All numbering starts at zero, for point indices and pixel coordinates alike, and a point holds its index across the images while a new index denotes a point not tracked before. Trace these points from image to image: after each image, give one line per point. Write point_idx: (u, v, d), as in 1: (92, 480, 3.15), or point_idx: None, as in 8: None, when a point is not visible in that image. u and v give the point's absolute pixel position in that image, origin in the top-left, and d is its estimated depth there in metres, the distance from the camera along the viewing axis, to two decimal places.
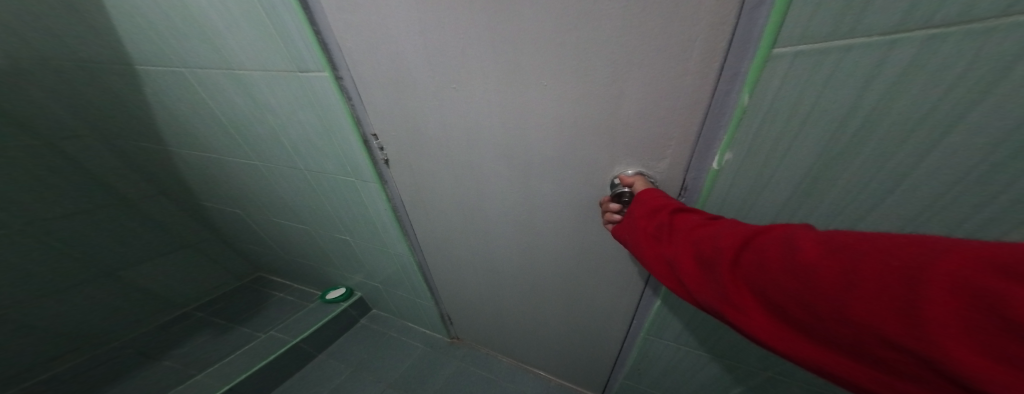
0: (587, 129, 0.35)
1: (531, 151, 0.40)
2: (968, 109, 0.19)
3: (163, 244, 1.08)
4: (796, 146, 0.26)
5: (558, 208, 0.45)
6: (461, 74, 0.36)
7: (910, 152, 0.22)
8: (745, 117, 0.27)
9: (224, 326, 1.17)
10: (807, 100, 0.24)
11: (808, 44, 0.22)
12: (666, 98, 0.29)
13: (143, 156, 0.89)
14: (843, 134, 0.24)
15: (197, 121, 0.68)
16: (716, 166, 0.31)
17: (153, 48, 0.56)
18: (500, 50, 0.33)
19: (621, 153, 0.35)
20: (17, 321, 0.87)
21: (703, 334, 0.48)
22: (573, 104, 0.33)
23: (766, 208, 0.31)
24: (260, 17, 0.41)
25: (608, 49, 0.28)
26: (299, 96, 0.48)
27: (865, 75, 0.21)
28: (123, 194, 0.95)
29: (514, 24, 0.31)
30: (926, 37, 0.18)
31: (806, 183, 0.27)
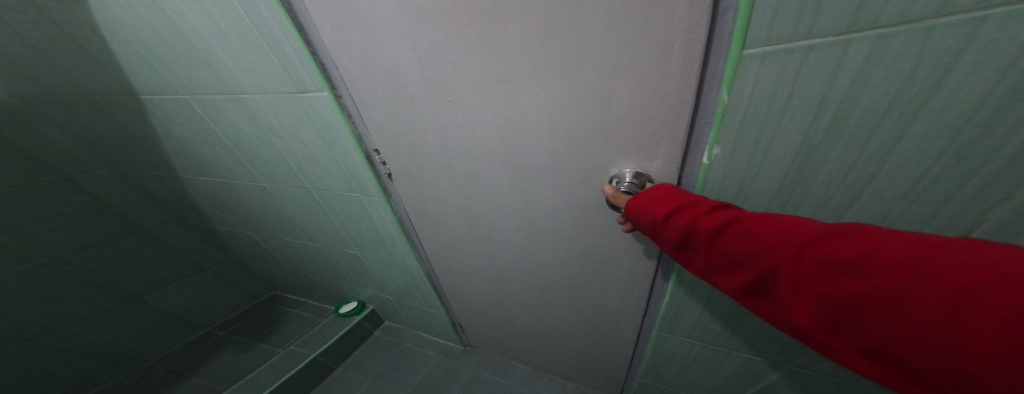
0: (581, 132, 0.35)
1: (527, 156, 0.41)
2: (926, 99, 0.20)
3: (181, 268, 1.13)
4: (778, 140, 0.26)
5: (559, 211, 0.46)
6: (454, 85, 0.38)
7: (885, 140, 0.23)
8: (728, 115, 0.27)
9: (246, 343, 1.20)
10: (780, 96, 0.24)
11: (774, 45, 0.23)
12: (652, 100, 0.30)
13: (156, 184, 0.94)
14: (818, 126, 0.24)
15: (207, 148, 0.71)
16: (706, 161, 0.31)
17: (162, 83, 0.60)
18: (491, 61, 0.34)
19: (615, 154, 0.35)
20: (52, 349, 0.91)
21: (716, 327, 0.48)
22: (564, 108, 0.34)
23: (759, 202, 0.31)
24: (261, 44, 0.43)
25: (592, 55, 0.29)
26: (303, 117, 0.51)
27: (828, 72, 0.22)
28: (138, 223, 1.00)
29: (501, 36, 0.32)
30: (877, 35, 0.20)
31: (792, 175, 0.28)
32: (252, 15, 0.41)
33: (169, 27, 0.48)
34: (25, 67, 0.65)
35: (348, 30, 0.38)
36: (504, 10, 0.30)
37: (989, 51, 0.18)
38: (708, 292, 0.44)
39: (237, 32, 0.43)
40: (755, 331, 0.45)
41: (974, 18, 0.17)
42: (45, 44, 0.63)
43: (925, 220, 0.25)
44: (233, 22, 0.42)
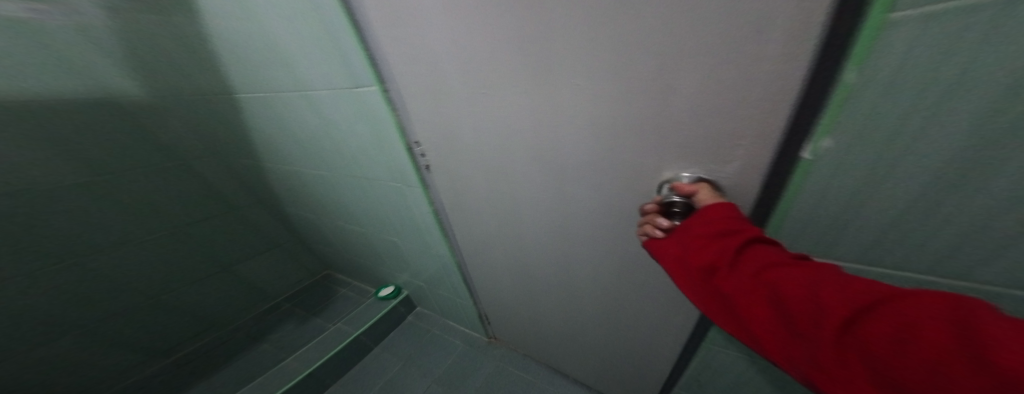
0: (634, 127, 0.33)
1: (562, 151, 0.40)
2: None
3: (261, 244, 1.29)
4: (927, 130, 0.21)
5: (598, 210, 0.44)
6: (493, 79, 0.38)
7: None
8: (852, 97, 0.22)
9: (304, 316, 1.36)
10: (943, 72, 0.19)
11: (938, 5, 0.18)
12: (734, 91, 0.26)
13: (241, 170, 1.09)
14: (997, 111, 0.19)
15: (278, 138, 0.81)
16: (809, 156, 0.26)
17: (250, 82, 0.69)
18: (532, 54, 0.34)
19: (672, 152, 0.33)
20: (172, 306, 1.10)
21: None
22: (618, 101, 0.33)
23: (871, 206, 0.26)
24: (325, 41, 0.47)
25: (653, 42, 0.28)
26: (354, 109, 0.55)
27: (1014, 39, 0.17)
28: (234, 203, 1.16)
29: (546, 27, 0.32)
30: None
31: (932, 175, 0.23)
32: (318, 14, 0.45)
33: (255, 31, 0.56)
34: (152, 69, 0.80)
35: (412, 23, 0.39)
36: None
37: None
38: None
39: (307, 31, 0.48)
40: None
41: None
42: (171, 51, 0.78)
43: None
44: (303, 21, 0.47)
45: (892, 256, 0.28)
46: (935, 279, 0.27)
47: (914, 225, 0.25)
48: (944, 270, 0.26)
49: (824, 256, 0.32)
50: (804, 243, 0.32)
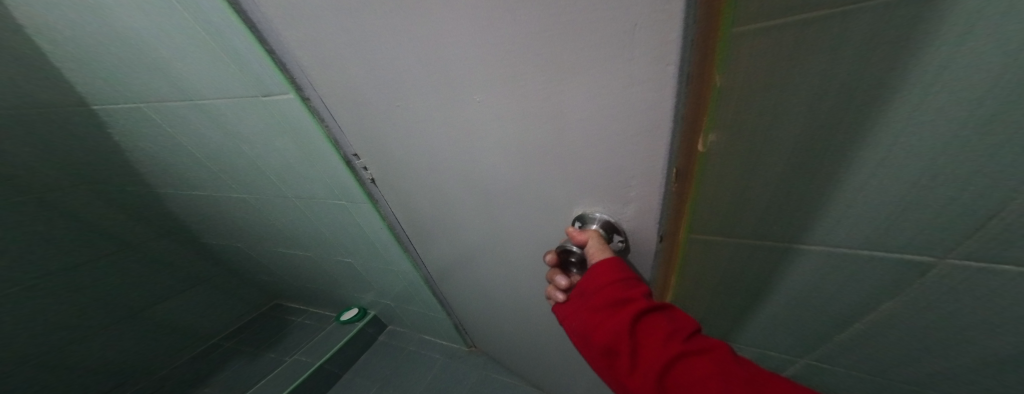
0: (536, 158, 0.30)
1: (485, 177, 0.37)
2: (939, 64, 0.18)
3: (179, 283, 1.13)
4: (780, 123, 0.24)
5: (529, 237, 0.41)
6: (401, 93, 0.32)
7: (894, 114, 0.21)
8: (721, 99, 0.23)
9: (254, 353, 1.20)
10: (779, 76, 0.22)
11: (768, 20, 0.20)
12: (618, 128, 0.23)
13: (146, 203, 0.93)
14: (824, 104, 0.22)
15: (180, 163, 0.71)
16: (704, 151, 0.27)
17: (115, 93, 0.58)
18: (423, 64, 0.28)
19: (576, 186, 0.30)
20: (62, 367, 0.93)
21: (726, 325, 0.45)
22: (515, 131, 0.29)
23: (763, 192, 0.28)
24: (218, 49, 0.41)
25: (529, 69, 0.23)
26: (270, 120, 0.48)
27: (828, 46, 0.19)
28: (128, 241, 0.98)
29: (423, 44, 0.26)
30: (878, 5, 0.17)
31: (794, 162, 0.25)
32: (197, 13, 0.38)
33: (118, 38, 0.47)
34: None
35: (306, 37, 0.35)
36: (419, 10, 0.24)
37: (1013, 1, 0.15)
38: (711, 289, 0.41)
39: (190, 36, 0.41)
40: (764, 328, 0.42)
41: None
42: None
43: (943, 200, 0.23)
44: (178, 24, 0.41)
45: (825, 237, 0.28)
46: (835, 252, 0.29)
47: (818, 211, 0.27)
48: (860, 244, 0.27)
49: (759, 239, 0.32)
50: (711, 229, 0.33)
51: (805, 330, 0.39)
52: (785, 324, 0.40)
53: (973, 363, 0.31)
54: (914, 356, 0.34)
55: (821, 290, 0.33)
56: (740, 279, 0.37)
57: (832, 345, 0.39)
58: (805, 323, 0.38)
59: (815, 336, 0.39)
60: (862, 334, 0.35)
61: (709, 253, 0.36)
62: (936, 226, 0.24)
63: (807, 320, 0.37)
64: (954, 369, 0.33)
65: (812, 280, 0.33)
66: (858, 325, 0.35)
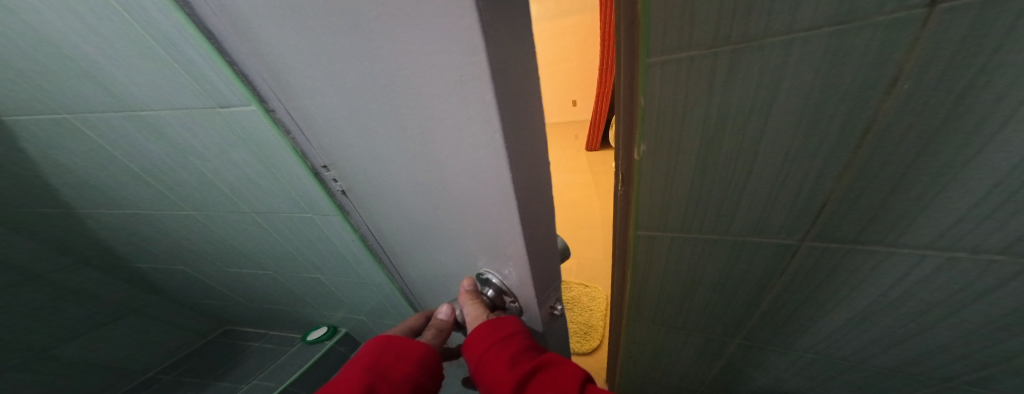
0: (442, 209, 0.37)
1: (412, 214, 0.42)
2: (772, 99, 0.24)
3: (101, 316, 1.00)
4: (683, 136, 0.30)
5: (454, 269, 0.47)
6: (333, 119, 0.35)
7: (754, 131, 0.27)
8: (646, 115, 0.29)
9: (199, 384, 1.13)
10: (681, 99, 0.27)
11: (669, 54, 0.25)
12: (486, 202, 0.31)
13: (53, 228, 0.80)
14: (709, 122, 0.28)
15: (115, 181, 0.65)
16: (637, 157, 0.33)
17: (31, 101, 0.52)
18: (345, 111, 0.32)
19: (473, 235, 0.37)
20: None
21: (673, 310, 0.52)
22: (423, 187, 0.35)
23: (681, 192, 0.34)
24: (170, 61, 0.40)
25: (424, 148, 0.30)
26: (225, 132, 0.48)
27: (706, 78, 0.25)
28: (35, 272, 0.85)
29: (345, 102, 0.31)
30: (732, 50, 0.23)
31: (698, 167, 0.31)
32: (143, 22, 0.37)
33: (43, 46, 0.43)
34: None
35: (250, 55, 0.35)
36: (336, 77, 0.28)
37: (804, 58, 0.22)
38: (660, 277, 0.47)
39: (138, 49, 0.40)
40: (703, 309, 0.49)
41: (787, 38, 0.21)
42: None
43: (794, 198, 0.30)
44: (121, 35, 0.39)
45: (729, 228, 0.36)
46: (740, 242, 0.37)
47: (726, 207, 0.34)
48: (752, 233, 0.35)
49: (684, 231, 0.39)
50: (652, 226, 0.40)
51: (732, 309, 0.47)
52: (717, 305, 0.47)
53: (847, 324, 0.40)
54: (808, 322, 0.43)
55: (734, 272, 0.41)
56: (680, 267, 0.44)
57: (748, 320, 0.47)
58: (729, 301, 0.46)
59: (742, 314, 0.47)
60: (772, 308, 0.43)
61: (653, 245, 0.43)
62: (796, 217, 0.32)
63: (731, 299, 0.45)
64: (835, 329, 0.42)
65: (733, 264, 0.40)
66: (767, 301, 0.43)
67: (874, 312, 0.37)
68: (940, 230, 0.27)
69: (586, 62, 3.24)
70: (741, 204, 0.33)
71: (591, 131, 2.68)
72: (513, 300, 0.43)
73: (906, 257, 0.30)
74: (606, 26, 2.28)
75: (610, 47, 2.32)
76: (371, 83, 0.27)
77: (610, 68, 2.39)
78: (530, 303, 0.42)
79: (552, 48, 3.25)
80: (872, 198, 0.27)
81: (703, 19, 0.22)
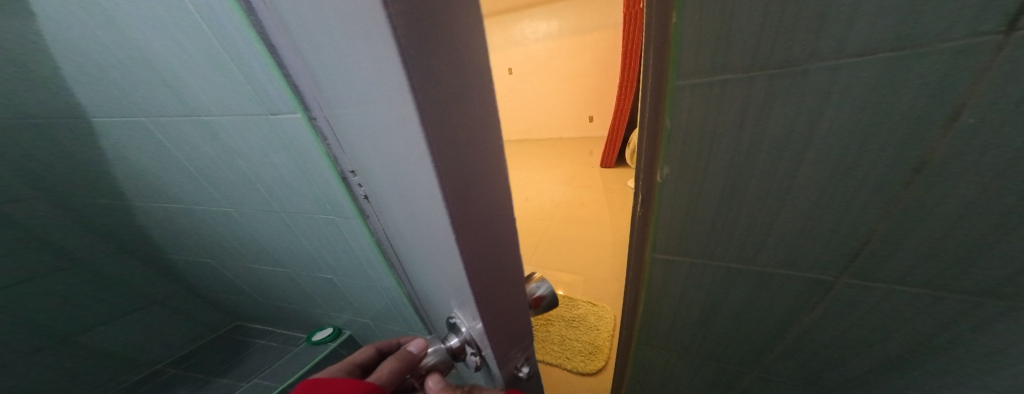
0: (418, 233, 0.36)
1: (401, 226, 0.42)
2: (814, 125, 0.23)
3: (124, 303, 1.03)
4: (711, 160, 0.28)
5: (435, 286, 0.46)
6: (345, 128, 0.35)
7: (791, 159, 0.26)
8: (671, 138, 0.28)
9: (202, 380, 1.13)
10: (709, 123, 0.26)
11: (699, 77, 0.25)
12: (441, 244, 0.29)
13: (97, 214, 0.86)
14: (740, 147, 0.26)
15: (153, 174, 0.69)
16: (660, 179, 0.32)
17: (112, 102, 0.57)
18: (347, 122, 0.32)
19: (439, 267, 0.36)
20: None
21: (687, 337, 0.49)
22: (403, 207, 0.34)
23: (705, 217, 0.33)
24: (229, 65, 0.42)
25: (395, 175, 0.29)
26: (272, 138, 0.50)
27: (739, 103, 0.24)
28: (77, 257, 0.91)
29: (346, 114, 0.30)
30: (769, 75, 0.22)
31: (726, 194, 0.30)
32: (216, 30, 0.39)
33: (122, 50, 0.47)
34: None
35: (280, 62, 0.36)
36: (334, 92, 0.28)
37: (853, 86, 0.21)
38: (676, 302, 0.45)
39: (202, 52, 0.42)
40: (720, 338, 0.47)
41: (833, 64, 0.20)
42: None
43: (831, 232, 0.28)
44: (192, 39, 0.41)
45: (756, 259, 0.34)
46: (766, 272, 0.35)
47: (753, 234, 0.32)
48: (782, 265, 0.33)
49: (705, 257, 0.37)
50: (670, 250, 0.38)
51: (751, 340, 0.44)
52: (735, 335, 0.45)
53: (881, 367, 0.37)
54: (837, 362, 0.39)
55: (759, 304, 0.39)
56: (697, 293, 0.42)
57: (768, 354, 0.44)
58: (749, 332, 0.43)
59: (762, 345, 0.44)
60: (797, 343, 0.40)
61: (671, 270, 0.41)
62: (831, 252, 0.30)
63: (751, 330, 0.43)
64: (867, 373, 0.38)
65: (756, 293, 0.38)
66: (791, 336, 0.40)
67: (911, 359, 0.34)
68: (1000, 275, 0.25)
69: (606, 78, 3.26)
70: (769, 234, 0.31)
71: (608, 147, 2.66)
72: (475, 354, 0.42)
73: (952, 302, 0.28)
74: (630, 43, 2.31)
75: (632, 64, 2.33)
76: (355, 104, 0.26)
77: (632, 85, 2.39)
78: (490, 360, 0.40)
79: (572, 64, 3.31)
80: (922, 238, 0.25)
81: (740, 42, 0.22)
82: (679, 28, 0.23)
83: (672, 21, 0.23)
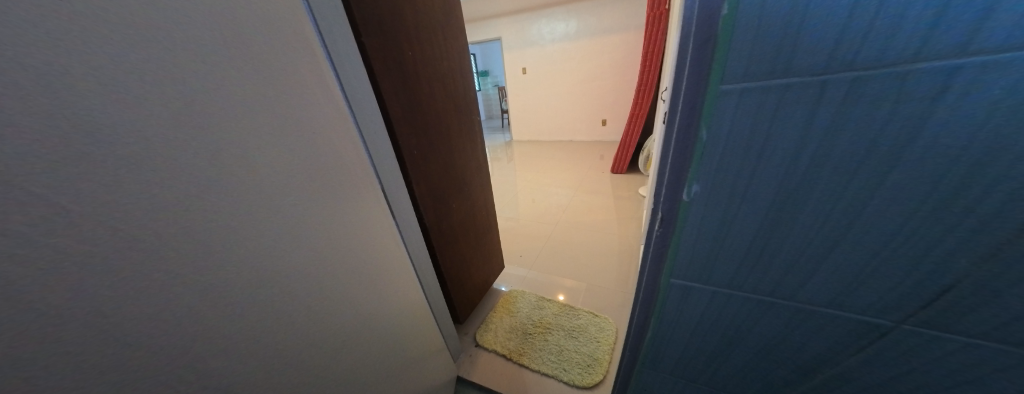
0: (256, 287, 0.35)
1: (308, 255, 0.42)
2: (905, 145, 0.19)
3: None
4: (754, 181, 0.24)
5: (329, 315, 0.46)
6: (265, 152, 0.35)
7: (863, 184, 0.21)
8: (706, 153, 0.25)
9: None
10: (759, 137, 0.22)
11: (750, 81, 0.21)
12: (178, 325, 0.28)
13: None
14: (796, 168, 0.22)
15: None
16: (686, 198, 0.28)
17: None
18: (241, 162, 0.32)
19: (255, 326, 0.35)
20: None
21: (698, 366, 0.45)
22: (248, 263, 0.33)
23: (738, 243, 0.29)
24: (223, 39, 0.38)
25: (188, 249, 0.28)
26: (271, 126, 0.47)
27: (804, 113, 0.20)
28: None
29: (228, 160, 0.31)
30: (853, 77, 0.19)
31: (770, 220, 0.26)
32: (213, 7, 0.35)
33: None
34: None
35: (259, 55, 0.34)
36: (208, 139, 0.29)
37: (971, 95, 0.17)
38: (691, 329, 0.40)
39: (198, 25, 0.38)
40: (736, 371, 0.42)
41: (949, 63, 0.17)
42: None
43: (902, 272, 0.24)
44: None
45: (796, 294, 0.30)
46: (805, 310, 0.30)
47: (802, 266, 0.27)
48: (828, 304, 0.29)
49: (735, 287, 0.32)
50: (689, 275, 0.34)
51: (772, 377, 0.39)
52: (755, 370, 0.40)
53: None
54: None
55: (788, 342, 0.34)
56: (717, 322, 0.38)
57: None
58: (772, 368, 0.38)
59: (784, 383, 0.39)
60: (826, 387, 0.36)
61: (688, 296, 0.37)
62: (897, 295, 0.25)
63: (773, 366, 0.38)
64: None
65: (790, 330, 0.33)
66: (822, 380, 0.35)
67: None
68: None
69: (620, 83, 3.21)
70: (819, 268, 0.27)
71: (620, 153, 2.60)
72: None
73: None
74: (650, 47, 2.26)
75: (651, 69, 2.28)
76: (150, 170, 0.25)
77: (649, 91, 2.34)
78: None
79: (587, 66, 3.27)
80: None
81: (815, 39, 0.18)
82: (732, 19, 0.19)
83: (723, 13, 0.20)
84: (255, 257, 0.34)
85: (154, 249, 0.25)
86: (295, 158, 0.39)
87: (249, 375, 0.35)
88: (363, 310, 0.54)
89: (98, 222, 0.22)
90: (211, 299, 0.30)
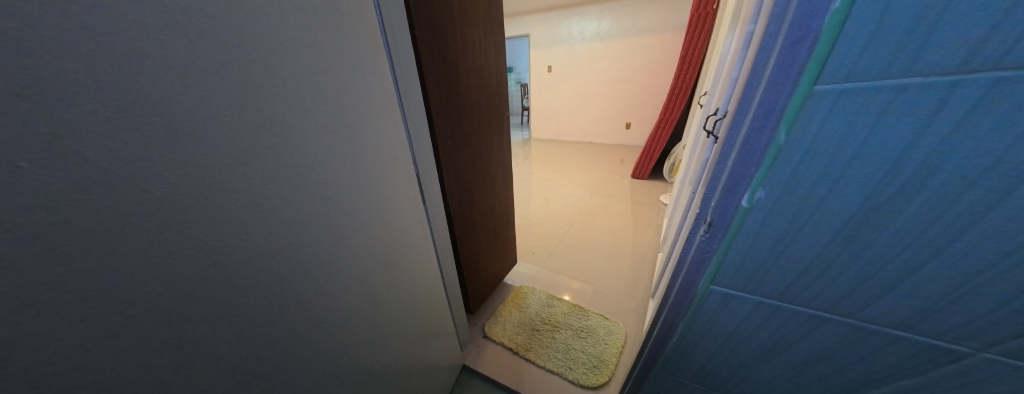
0: (293, 252, 0.37)
1: (343, 229, 0.44)
2: None
3: None
4: (835, 189, 0.24)
5: (352, 288, 0.48)
6: (314, 127, 0.37)
7: (981, 197, 0.20)
8: (779, 157, 0.24)
9: None
10: (852, 141, 0.22)
11: (854, 82, 0.20)
12: (222, 279, 0.30)
13: None
14: (896, 176, 0.22)
15: None
16: (745, 203, 0.28)
17: None
18: (293, 133, 0.34)
19: (286, 289, 0.37)
20: None
21: (722, 374, 0.44)
22: (286, 228, 0.36)
23: (800, 253, 0.28)
24: None
25: (238, 209, 0.30)
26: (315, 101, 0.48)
27: (922, 116, 0.19)
28: None
29: (281, 130, 0.33)
30: (995, 78, 0.17)
31: (848, 230, 0.25)
32: None
33: None
34: None
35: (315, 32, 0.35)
36: (266, 109, 0.31)
37: None
38: (724, 336, 0.40)
39: None
40: (764, 383, 0.41)
41: None
42: None
43: (999, 295, 0.23)
44: None
45: (862, 311, 0.29)
46: (865, 328, 0.30)
47: (876, 281, 0.27)
48: (899, 324, 0.28)
49: (788, 298, 0.32)
50: (734, 283, 0.34)
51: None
52: (787, 384, 0.39)
53: None
54: None
55: (834, 359, 0.33)
56: (759, 334, 0.37)
57: None
58: (806, 384, 0.37)
59: None
60: None
61: (727, 304, 0.36)
62: (987, 320, 0.24)
63: (809, 382, 0.37)
64: None
65: (840, 346, 0.32)
66: None
67: None
68: None
69: (648, 87, 3.15)
70: (899, 285, 0.26)
71: (643, 158, 2.56)
72: None
73: None
74: (689, 49, 2.19)
75: (687, 73, 2.22)
76: (207, 133, 0.27)
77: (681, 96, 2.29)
78: None
79: (615, 67, 3.22)
80: None
81: (949, 36, 0.17)
82: (840, 17, 0.19)
83: (834, 7, 0.19)
84: (294, 224, 0.37)
85: (206, 204, 0.28)
86: (337, 134, 0.41)
87: (272, 333, 0.37)
88: (384, 288, 0.56)
89: (158, 178, 0.24)
90: (253, 256, 0.33)
